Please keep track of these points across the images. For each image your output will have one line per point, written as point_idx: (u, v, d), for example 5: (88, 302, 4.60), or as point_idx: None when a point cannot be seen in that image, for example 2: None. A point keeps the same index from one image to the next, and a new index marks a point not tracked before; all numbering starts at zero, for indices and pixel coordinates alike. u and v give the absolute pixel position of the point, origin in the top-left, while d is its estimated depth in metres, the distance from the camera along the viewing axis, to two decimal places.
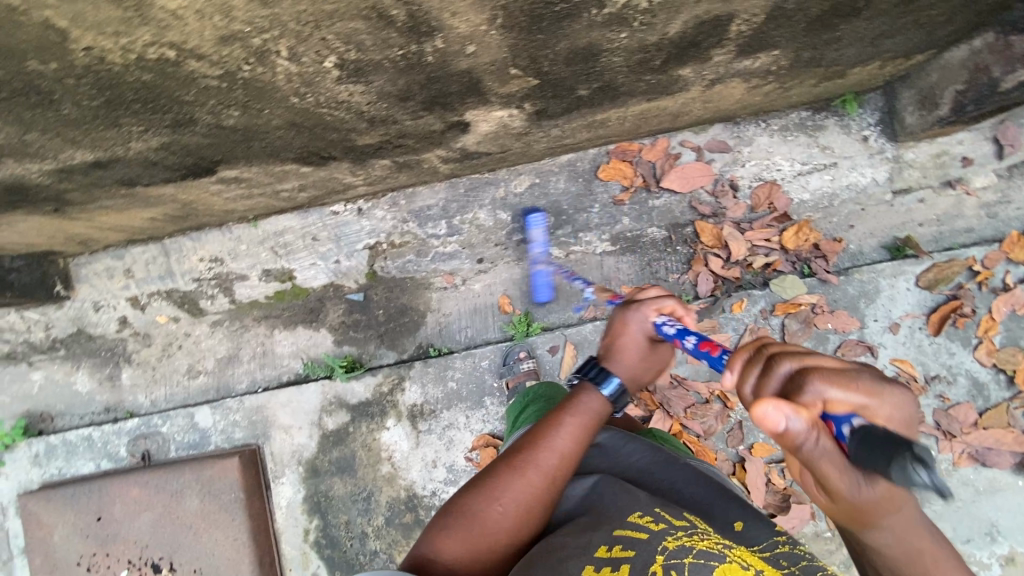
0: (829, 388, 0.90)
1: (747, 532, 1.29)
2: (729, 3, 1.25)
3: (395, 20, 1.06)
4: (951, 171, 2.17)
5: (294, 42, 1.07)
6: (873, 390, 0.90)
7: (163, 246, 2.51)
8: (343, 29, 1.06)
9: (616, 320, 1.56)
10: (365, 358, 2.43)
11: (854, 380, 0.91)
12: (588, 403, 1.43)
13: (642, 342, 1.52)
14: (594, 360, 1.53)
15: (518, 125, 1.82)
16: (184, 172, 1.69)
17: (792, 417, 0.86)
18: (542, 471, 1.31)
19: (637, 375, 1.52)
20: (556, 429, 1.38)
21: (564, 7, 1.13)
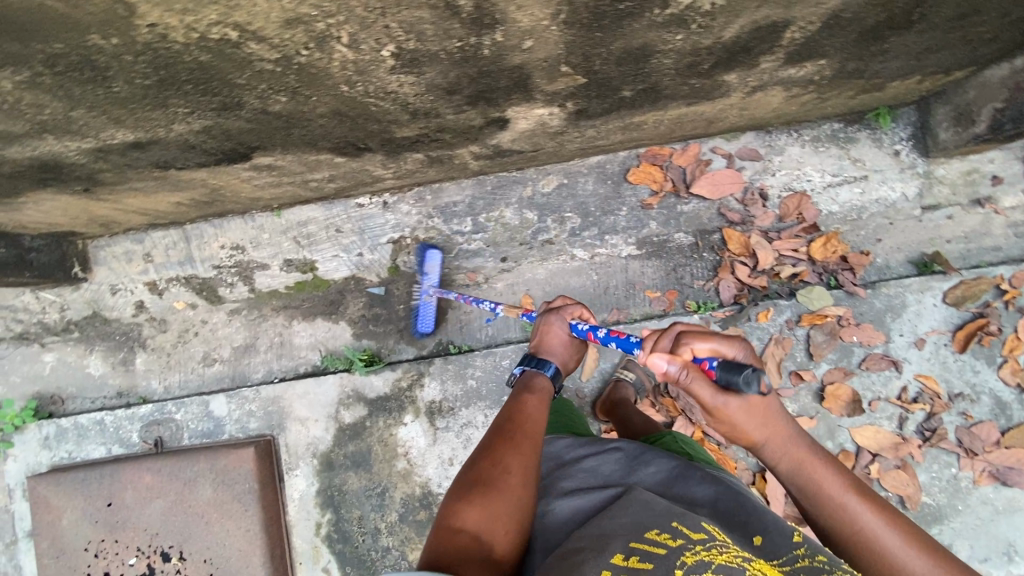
0: (697, 341, 1.21)
1: (770, 544, 1.16)
2: (789, 10, 1.24)
3: (461, 11, 1.05)
4: (980, 189, 2.18)
5: (357, 28, 1.06)
6: (726, 340, 1.20)
7: (184, 232, 2.49)
8: (407, 17, 1.04)
9: (539, 322, 1.71)
10: (384, 352, 2.41)
11: (711, 335, 1.22)
12: (540, 382, 1.59)
13: (566, 337, 1.68)
14: (530, 354, 1.68)
15: (556, 124, 1.81)
16: (220, 157, 1.68)
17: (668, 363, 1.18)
18: (528, 436, 1.39)
19: (568, 362, 1.69)
20: (525, 405, 1.50)
21: (628, 6, 1.12)
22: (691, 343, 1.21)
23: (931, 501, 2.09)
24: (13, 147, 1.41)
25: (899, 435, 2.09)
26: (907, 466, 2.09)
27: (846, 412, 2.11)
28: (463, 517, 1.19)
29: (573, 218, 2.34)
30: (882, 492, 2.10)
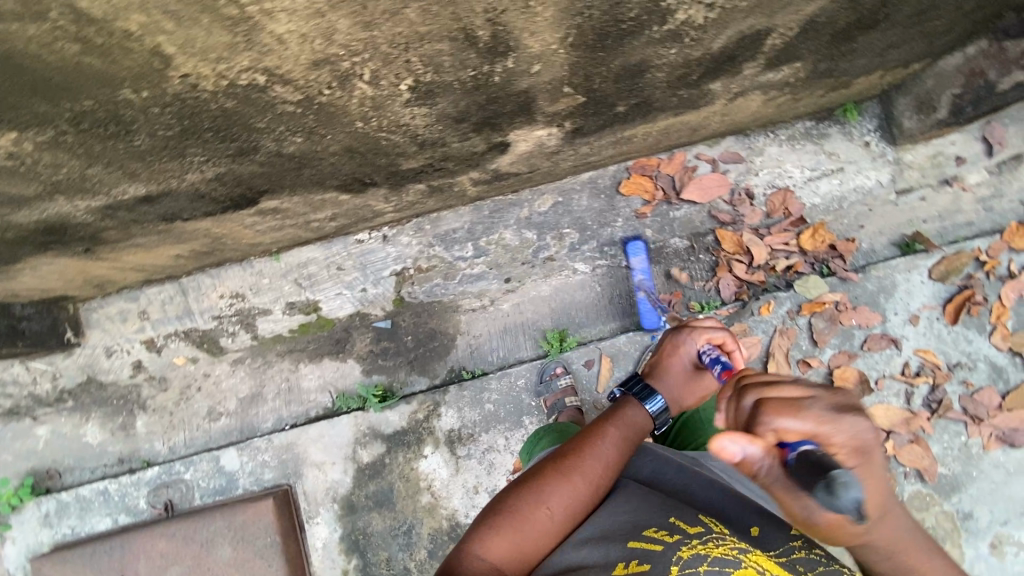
0: (784, 420, 1.04)
1: (765, 536, 1.22)
2: (771, 18, 1.34)
3: (478, 41, 1.10)
4: (947, 170, 2.33)
5: (380, 63, 1.09)
6: (822, 419, 1.04)
7: (180, 285, 2.45)
8: (430, 50, 1.09)
9: (666, 341, 1.59)
10: (396, 386, 2.39)
11: (805, 410, 1.04)
12: (633, 417, 1.46)
13: (688, 368, 1.52)
14: (642, 375, 1.57)
15: (553, 144, 1.88)
16: (227, 204, 1.68)
17: (746, 446, 1.03)
18: (587, 481, 1.31)
19: (680, 398, 1.53)
20: (600, 439, 1.39)
21: (629, 25, 1.20)
22: (776, 423, 1.04)
23: (947, 471, 2.16)
24: (22, 212, 1.39)
25: (908, 410, 2.17)
26: (920, 439, 2.16)
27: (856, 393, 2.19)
28: (489, 543, 1.22)
29: (572, 233, 2.41)
30: (900, 468, 2.17)
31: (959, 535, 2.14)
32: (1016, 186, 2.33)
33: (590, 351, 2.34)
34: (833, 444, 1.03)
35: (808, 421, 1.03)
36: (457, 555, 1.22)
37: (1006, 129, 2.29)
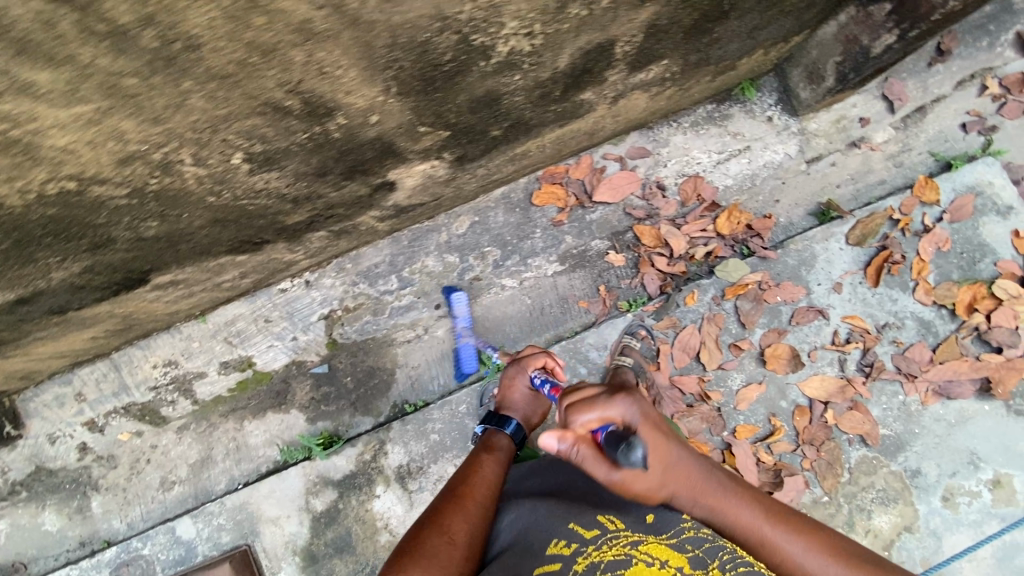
0: (582, 414, 1.20)
1: (660, 522, 1.25)
2: (606, 31, 1.32)
3: (291, 110, 1.08)
4: (853, 132, 2.33)
5: (195, 148, 1.08)
6: (608, 405, 1.21)
7: (112, 361, 2.43)
8: (241, 127, 1.07)
9: (503, 377, 1.78)
10: (342, 429, 2.38)
11: (596, 404, 1.22)
12: (498, 442, 1.59)
13: (525, 391, 1.73)
14: (493, 410, 1.72)
15: (443, 173, 1.86)
16: (115, 288, 1.66)
17: (560, 441, 1.17)
18: (481, 499, 1.32)
19: (529, 417, 1.71)
20: (481, 469, 1.44)
21: (452, 66, 1.18)
22: (580, 417, 1.20)
23: (890, 432, 2.18)
24: None
25: (843, 377, 2.19)
26: (858, 405, 2.18)
27: (790, 368, 2.20)
28: None
29: (493, 251, 2.40)
30: (843, 435, 2.19)
31: (910, 493, 2.16)
32: (923, 138, 2.33)
33: None
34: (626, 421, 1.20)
35: (601, 410, 1.21)
36: None
37: (904, 84, 2.30)
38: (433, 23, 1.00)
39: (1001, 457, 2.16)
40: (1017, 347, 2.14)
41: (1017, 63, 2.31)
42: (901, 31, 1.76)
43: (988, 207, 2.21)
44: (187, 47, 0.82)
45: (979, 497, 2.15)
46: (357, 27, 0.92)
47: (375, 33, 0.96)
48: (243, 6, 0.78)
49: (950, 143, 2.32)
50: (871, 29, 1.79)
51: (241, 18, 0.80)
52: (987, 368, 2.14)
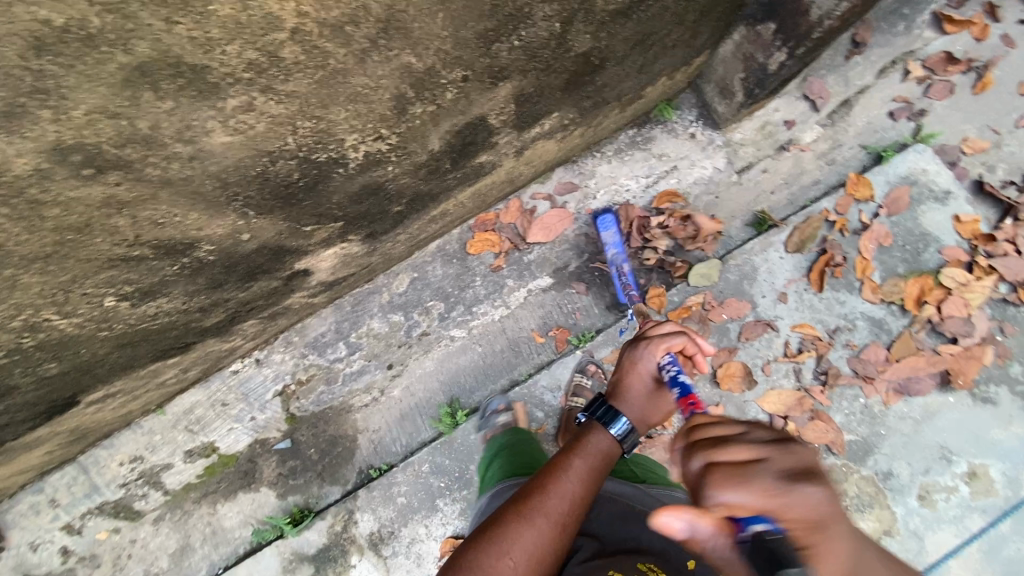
0: (726, 492, 0.76)
1: (701, 569, 1.14)
2: (469, 111, 1.31)
3: (144, 256, 1.14)
4: (779, 136, 2.30)
5: (57, 308, 1.14)
6: (773, 492, 0.75)
7: (80, 464, 2.41)
8: (100, 281, 1.14)
9: (625, 358, 1.38)
10: (312, 502, 2.37)
11: (751, 481, 0.76)
12: (597, 444, 1.25)
13: (650, 384, 1.34)
14: (604, 397, 1.34)
15: (360, 249, 1.84)
16: (45, 414, 1.67)
17: (690, 522, 0.75)
18: (555, 519, 1.13)
19: (645, 418, 1.33)
20: (565, 472, 1.19)
21: (308, 179, 1.19)
22: (722, 500, 0.77)
23: (855, 437, 2.09)
24: None
25: (801, 389, 2.12)
26: (820, 414, 2.10)
27: (745, 387, 2.13)
28: None
29: (436, 304, 2.37)
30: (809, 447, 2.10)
31: (885, 497, 2.04)
32: (853, 132, 2.29)
33: (485, 417, 2.27)
34: (799, 524, 0.74)
35: (756, 493, 0.75)
36: None
37: (824, 82, 2.28)
38: (259, 158, 1.07)
39: (974, 448, 2.04)
40: (972, 335, 2.08)
41: (937, 43, 2.29)
42: (789, 49, 1.82)
43: (925, 196, 2.18)
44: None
45: (957, 492, 2.02)
46: (173, 184, 1.02)
47: (198, 182, 1.05)
48: (23, 206, 0.90)
49: (880, 133, 2.28)
50: (763, 46, 1.84)
51: (31, 215, 0.92)
52: (945, 360, 2.07)
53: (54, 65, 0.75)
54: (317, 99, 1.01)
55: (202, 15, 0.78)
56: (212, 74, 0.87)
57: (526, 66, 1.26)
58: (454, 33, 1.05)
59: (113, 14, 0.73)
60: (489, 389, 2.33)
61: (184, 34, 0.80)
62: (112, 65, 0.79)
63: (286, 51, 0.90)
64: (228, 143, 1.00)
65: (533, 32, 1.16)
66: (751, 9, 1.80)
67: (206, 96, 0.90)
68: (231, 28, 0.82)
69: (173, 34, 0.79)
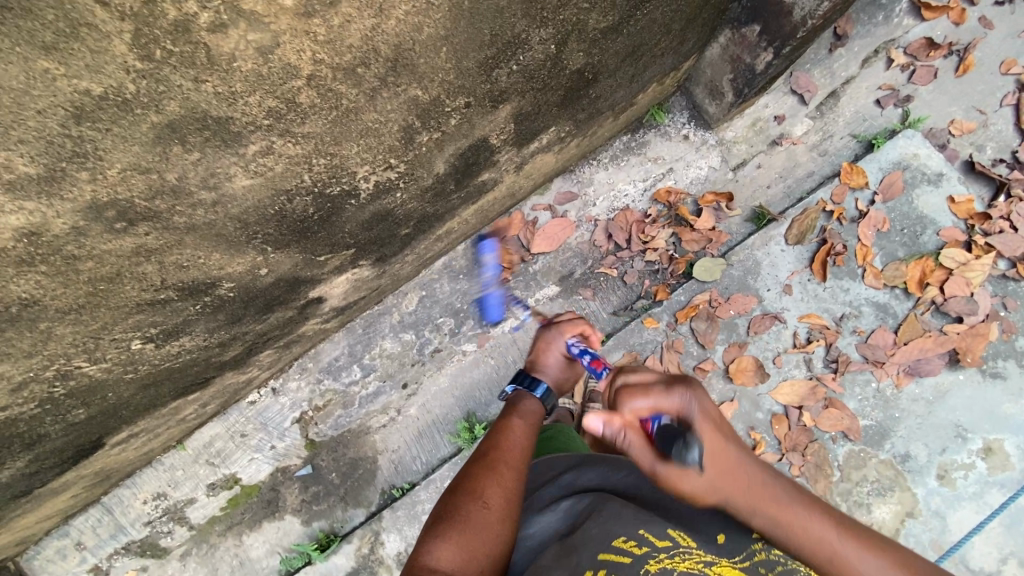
0: (632, 398, 1.13)
1: (732, 543, 1.12)
2: (472, 134, 1.35)
3: (169, 298, 1.18)
4: (771, 131, 2.35)
5: (87, 355, 1.17)
6: (661, 394, 1.13)
7: (103, 506, 2.40)
8: (128, 326, 1.18)
9: (540, 339, 1.61)
10: (338, 526, 2.39)
11: (651, 389, 1.14)
12: (529, 407, 1.49)
13: (561, 359, 1.57)
14: (525, 370, 1.58)
15: (370, 274, 1.87)
16: (71, 460, 1.69)
17: (605, 424, 1.13)
18: (512, 465, 1.28)
19: (560, 384, 1.60)
20: (508, 432, 1.39)
21: (322, 211, 1.24)
22: (629, 404, 1.13)
23: (871, 421, 2.11)
24: None
25: (812, 378, 2.15)
26: (833, 402, 2.12)
27: (759, 379, 2.16)
28: (440, 552, 1.07)
29: (446, 320, 2.39)
30: (825, 435, 2.11)
31: (905, 479, 2.06)
32: (842, 122, 2.34)
33: None
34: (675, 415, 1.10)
35: (653, 396, 1.13)
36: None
37: (810, 76, 2.33)
38: (277, 197, 1.12)
39: (987, 424, 2.06)
40: (976, 313, 2.11)
41: (918, 30, 2.33)
42: (776, 48, 1.86)
43: (918, 179, 2.22)
44: (24, 305, 0.97)
45: (974, 470, 2.04)
46: (198, 230, 1.07)
47: (220, 225, 1.09)
48: (61, 263, 0.95)
49: (869, 121, 2.33)
50: (749, 48, 1.91)
51: (67, 270, 0.97)
52: (952, 339, 2.10)
53: (92, 130, 0.82)
54: (332, 136, 1.07)
55: (227, 72, 0.86)
56: (234, 124, 0.93)
57: (524, 87, 1.30)
58: (457, 65, 1.11)
59: (148, 79, 0.80)
60: (506, 400, 2.36)
61: (210, 91, 0.86)
62: (146, 125, 0.86)
63: (302, 97, 0.96)
64: (250, 185, 1.05)
65: (530, 56, 1.21)
66: (734, 13, 1.89)
67: (229, 145, 0.96)
68: (253, 80, 0.89)
69: (200, 91, 0.86)
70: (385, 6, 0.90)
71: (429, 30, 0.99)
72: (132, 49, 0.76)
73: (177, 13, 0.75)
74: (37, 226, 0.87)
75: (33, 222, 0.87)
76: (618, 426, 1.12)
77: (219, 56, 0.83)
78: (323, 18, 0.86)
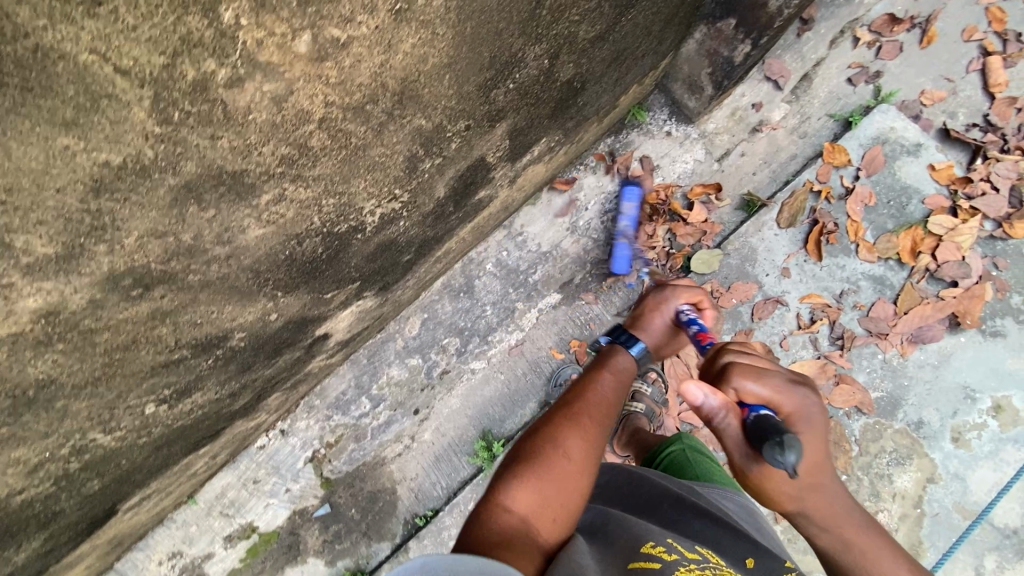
0: (748, 381, 1.11)
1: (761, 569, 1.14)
2: (470, 153, 1.33)
3: (183, 356, 1.14)
4: (750, 119, 2.38)
5: (102, 427, 1.14)
6: (782, 391, 1.10)
7: (116, 572, 2.30)
8: (142, 392, 1.14)
9: (648, 299, 1.51)
10: (363, 562, 2.32)
11: (766, 377, 1.11)
12: (622, 365, 1.38)
13: (668, 324, 1.46)
14: (625, 325, 1.48)
15: (373, 303, 1.84)
16: (85, 532, 1.61)
17: (709, 396, 1.11)
18: (596, 420, 1.23)
19: (660, 349, 1.46)
20: (595, 385, 1.31)
21: (329, 250, 1.22)
22: (741, 385, 1.11)
23: (881, 392, 2.13)
24: None
25: (820, 357, 2.16)
26: (843, 377, 2.14)
27: None
28: (518, 494, 1.07)
29: (452, 340, 2.36)
30: (839, 411, 2.13)
31: (921, 446, 2.08)
32: (818, 103, 2.38)
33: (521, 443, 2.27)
34: (789, 415, 1.09)
35: (768, 387, 1.10)
36: (482, 507, 1.08)
37: (782, 61, 2.38)
38: (287, 243, 1.10)
39: (994, 381, 2.10)
40: (969, 276, 2.15)
41: (879, 7, 2.39)
42: (754, 40, 2.03)
43: (898, 151, 2.27)
44: (40, 387, 0.94)
45: (987, 428, 2.08)
46: (212, 285, 1.05)
47: (233, 278, 1.07)
48: (77, 338, 0.92)
49: (843, 100, 2.38)
50: (726, 41, 2.05)
51: (84, 344, 0.94)
52: (950, 304, 2.14)
53: (110, 202, 0.80)
54: (340, 176, 1.06)
55: (243, 126, 0.85)
56: (249, 176, 0.92)
57: (519, 104, 1.30)
58: (458, 90, 1.11)
59: (165, 142, 0.79)
60: (519, 415, 2.33)
61: (226, 147, 0.85)
62: (163, 188, 0.85)
63: (314, 140, 0.95)
64: (262, 235, 1.04)
65: (526, 73, 1.22)
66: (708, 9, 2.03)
67: (243, 197, 0.95)
68: (268, 129, 0.88)
69: (216, 148, 0.85)
70: (393, 41, 0.90)
71: (434, 60, 1.00)
72: (152, 114, 0.75)
73: (195, 72, 0.74)
74: (55, 305, 0.84)
75: (51, 302, 0.84)
76: (719, 405, 1.11)
77: (235, 111, 0.82)
78: (335, 61, 0.86)
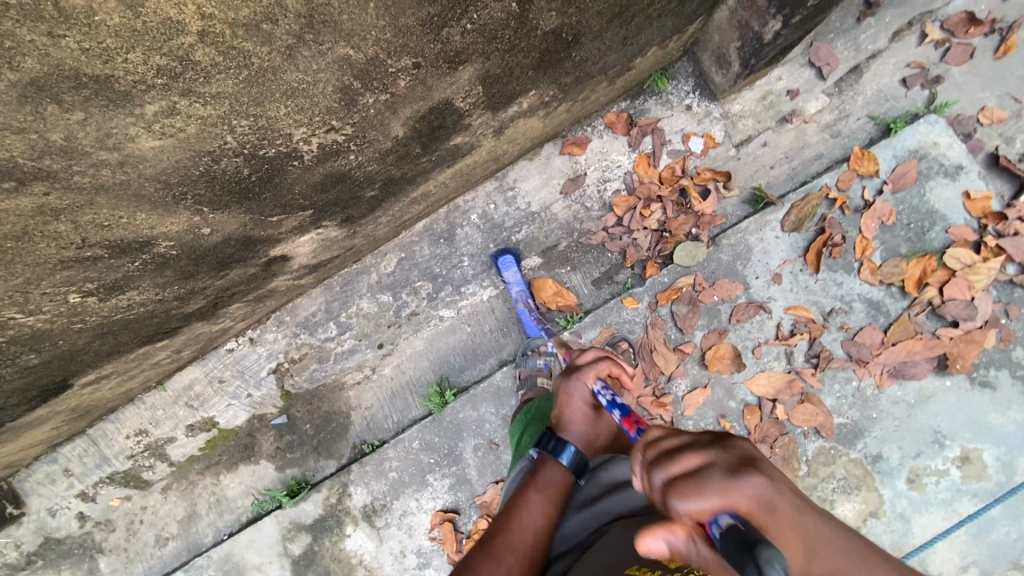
0: (688, 500, 0.79)
1: None
2: (429, 96, 1.32)
3: (99, 256, 1.22)
4: (782, 107, 2.18)
5: (19, 307, 1.23)
6: (724, 484, 0.78)
7: (88, 437, 2.44)
8: (58, 281, 1.23)
9: (561, 391, 1.45)
10: (309, 475, 2.42)
11: (704, 484, 0.79)
12: (550, 477, 1.31)
13: (587, 409, 1.41)
14: (551, 430, 1.44)
15: (339, 235, 1.79)
16: (38, 396, 1.70)
17: (667, 536, 0.79)
18: (520, 555, 1.14)
19: (594, 439, 1.41)
20: (523, 509, 1.23)
21: (262, 172, 1.25)
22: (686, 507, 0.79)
23: (846, 420, 2.04)
24: None
25: (791, 372, 2.07)
26: (809, 397, 2.05)
27: (735, 369, 2.08)
28: None
29: (425, 284, 2.34)
30: (797, 429, 2.05)
31: (873, 480, 2.01)
32: (861, 102, 2.16)
33: (475, 396, 2.30)
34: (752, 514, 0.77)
35: (710, 493, 0.78)
36: None
37: (832, 47, 2.14)
38: (200, 159, 1.11)
39: (968, 432, 1.98)
40: (974, 319, 1.99)
41: (959, 3, 2.13)
42: (784, 17, 1.77)
43: (934, 170, 2.06)
44: None
45: (947, 476, 1.98)
46: (108, 189, 1.08)
47: (138, 186, 1.11)
48: None
49: (891, 102, 2.14)
50: (758, 13, 1.81)
51: None
52: (944, 344, 1.99)
53: None
54: (247, 98, 1.04)
55: (91, 27, 0.81)
56: (120, 83, 0.90)
57: (486, 48, 1.25)
58: (393, 22, 1.05)
59: None
60: (478, 368, 2.34)
61: (74, 47, 0.82)
62: (4, 83, 0.83)
63: (198, 54, 0.91)
64: (159, 146, 1.04)
65: (486, 14, 1.14)
66: None
67: (119, 104, 0.93)
68: (125, 35, 0.83)
69: (61, 47, 0.81)
70: None
71: None
72: None
73: None
74: None
75: None
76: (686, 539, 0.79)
77: (74, 10, 0.78)
78: None
